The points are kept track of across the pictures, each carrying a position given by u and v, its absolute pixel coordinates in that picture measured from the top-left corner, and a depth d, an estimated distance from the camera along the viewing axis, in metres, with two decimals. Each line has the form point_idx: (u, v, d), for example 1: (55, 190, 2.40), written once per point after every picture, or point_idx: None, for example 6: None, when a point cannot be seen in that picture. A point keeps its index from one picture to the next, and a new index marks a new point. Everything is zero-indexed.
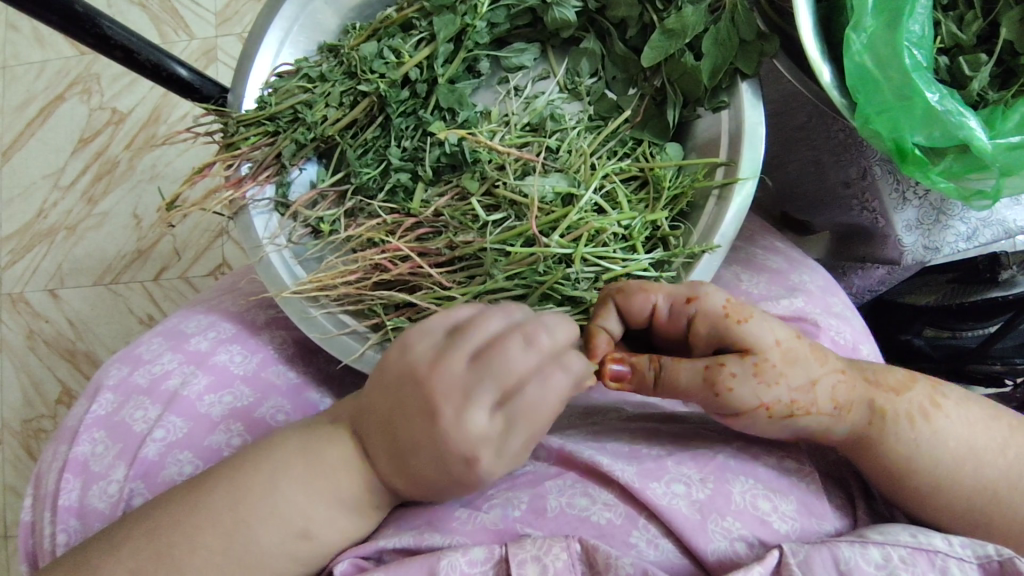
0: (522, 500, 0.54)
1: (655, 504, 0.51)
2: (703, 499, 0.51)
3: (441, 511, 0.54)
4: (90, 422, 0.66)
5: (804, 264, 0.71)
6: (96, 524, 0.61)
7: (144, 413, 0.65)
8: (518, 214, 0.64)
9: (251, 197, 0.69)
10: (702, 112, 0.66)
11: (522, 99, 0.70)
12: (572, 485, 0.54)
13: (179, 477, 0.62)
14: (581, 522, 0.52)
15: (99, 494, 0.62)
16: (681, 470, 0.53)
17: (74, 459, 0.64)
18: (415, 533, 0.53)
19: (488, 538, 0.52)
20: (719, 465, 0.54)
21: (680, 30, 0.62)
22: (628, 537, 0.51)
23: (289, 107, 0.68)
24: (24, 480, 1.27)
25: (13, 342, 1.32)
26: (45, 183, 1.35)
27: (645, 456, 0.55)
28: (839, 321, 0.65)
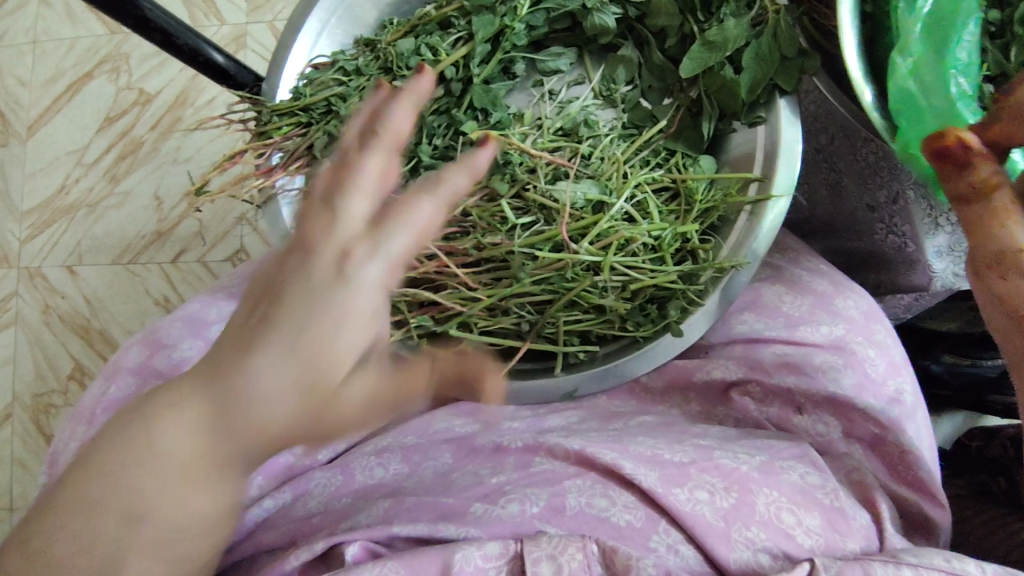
0: (541, 497, 0.52)
1: (677, 511, 0.50)
2: (726, 508, 0.50)
3: (457, 503, 0.53)
4: (107, 403, 0.65)
5: (848, 286, 0.65)
6: None
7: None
8: (547, 219, 0.64)
9: (281, 187, 0.68)
10: (737, 126, 0.66)
11: (556, 104, 0.70)
12: (592, 484, 0.53)
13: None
14: (600, 522, 0.51)
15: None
16: (704, 478, 0.52)
17: (88, 440, 0.63)
18: (429, 523, 0.51)
19: (505, 532, 0.50)
20: (743, 477, 0.52)
21: (721, 42, 0.62)
22: (646, 542, 0.50)
23: (323, 99, 0.68)
24: (31, 454, 1.28)
25: (28, 316, 1.33)
26: (68, 159, 1.36)
27: (667, 462, 0.54)
28: (879, 353, 0.61)
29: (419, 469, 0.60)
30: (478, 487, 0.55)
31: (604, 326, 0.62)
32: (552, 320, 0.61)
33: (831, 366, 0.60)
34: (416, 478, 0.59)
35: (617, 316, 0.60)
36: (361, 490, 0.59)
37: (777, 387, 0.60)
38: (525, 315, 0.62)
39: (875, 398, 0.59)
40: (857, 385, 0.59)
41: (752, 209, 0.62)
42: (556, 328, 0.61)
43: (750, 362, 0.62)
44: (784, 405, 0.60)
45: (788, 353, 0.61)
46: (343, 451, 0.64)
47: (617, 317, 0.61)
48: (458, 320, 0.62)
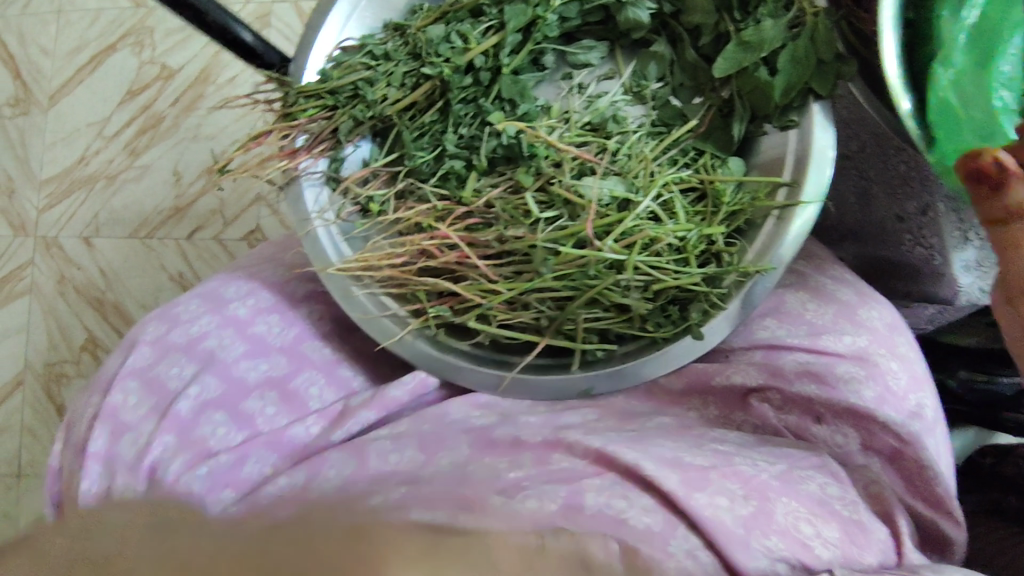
0: (559, 495, 0.50)
1: (698, 512, 0.49)
2: (745, 514, 0.49)
3: (472, 493, 0.51)
4: (125, 373, 0.64)
5: (873, 298, 0.65)
6: (121, 475, 0.59)
7: (179, 370, 0.64)
8: (571, 214, 0.63)
9: (304, 169, 0.68)
10: (767, 129, 0.65)
11: (584, 97, 0.69)
12: (609, 484, 0.52)
13: (211, 437, 0.62)
14: (618, 523, 0.49)
15: (130, 446, 0.61)
16: (724, 483, 0.51)
17: (107, 407, 0.62)
18: (444, 514, 0.51)
19: (519, 529, 0.49)
20: (764, 485, 0.51)
21: (756, 43, 0.61)
22: (666, 543, 0.47)
23: (350, 83, 0.67)
24: (41, 421, 1.30)
25: (43, 285, 1.33)
26: (89, 131, 1.36)
27: (687, 466, 0.53)
28: (902, 366, 0.60)
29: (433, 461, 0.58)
30: (493, 482, 0.53)
31: (624, 325, 0.61)
32: (571, 317, 0.60)
33: (852, 377, 0.59)
34: (434, 467, 0.57)
35: (638, 316, 0.60)
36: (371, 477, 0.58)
37: (798, 396, 0.59)
38: (545, 310, 0.61)
39: (895, 410, 0.58)
40: (879, 397, 0.58)
41: (780, 213, 0.61)
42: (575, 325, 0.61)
43: (771, 368, 0.60)
44: (803, 415, 0.59)
45: (811, 362, 0.60)
46: (358, 433, 0.63)
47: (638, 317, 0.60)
48: (477, 312, 0.61)
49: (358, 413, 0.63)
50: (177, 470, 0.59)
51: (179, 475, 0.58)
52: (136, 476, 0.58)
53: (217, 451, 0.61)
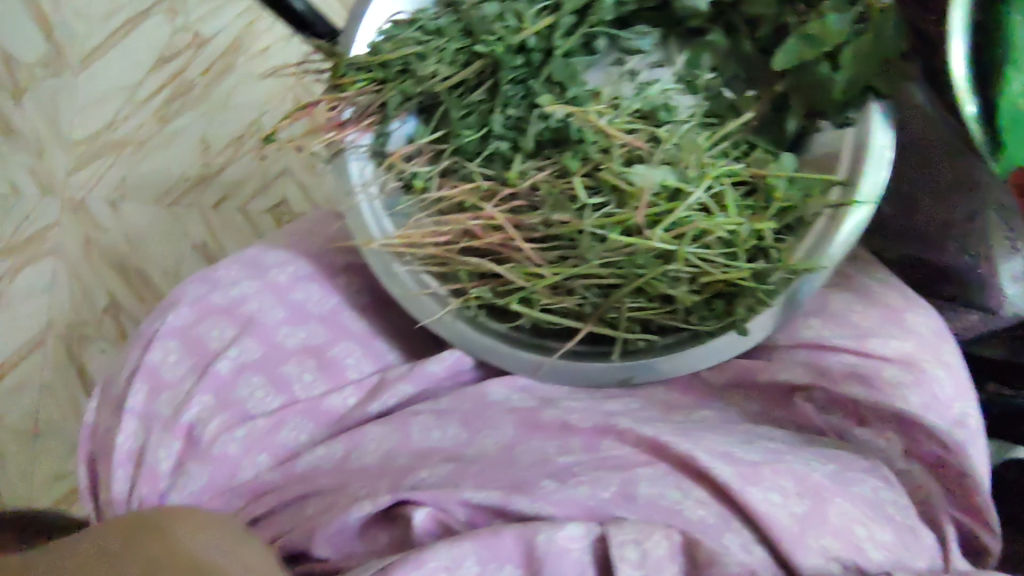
0: (613, 482, 0.52)
1: (754, 509, 0.50)
2: (799, 513, 0.50)
3: (525, 479, 0.54)
4: (165, 331, 0.65)
5: (919, 304, 0.64)
6: (157, 426, 0.62)
7: (220, 331, 0.65)
8: (619, 202, 0.62)
9: (350, 142, 0.69)
10: (822, 125, 0.65)
11: (635, 84, 0.68)
12: (662, 475, 0.53)
13: (249, 399, 0.63)
14: (673, 514, 0.51)
15: (168, 403, 0.63)
16: (777, 480, 0.51)
17: (145, 364, 0.64)
18: (502, 493, 0.52)
19: (578, 513, 0.51)
20: (816, 484, 0.51)
21: (821, 37, 0.59)
22: (720, 537, 0.50)
23: (401, 57, 0.65)
24: (61, 380, 1.31)
25: (68, 247, 1.33)
26: (119, 96, 1.35)
27: (739, 460, 0.53)
28: (947, 374, 0.60)
29: (476, 438, 0.60)
30: (546, 465, 0.56)
31: (668, 317, 0.61)
32: (616, 305, 0.60)
33: (900, 382, 0.58)
34: (478, 447, 0.59)
35: (682, 308, 0.59)
36: (416, 450, 0.60)
37: (843, 396, 0.58)
38: (589, 297, 0.60)
39: (939, 417, 0.58)
40: (924, 404, 0.58)
41: (833, 211, 0.60)
42: (619, 314, 0.60)
43: (816, 366, 0.60)
44: (844, 416, 0.59)
45: (857, 364, 0.59)
46: (394, 404, 0.64)
47: (683, 308, 0.59)
48: (521, 295, 0.61)
49: (395, 385, 0.64)
50: (214, 432, 0.61)
51: (216, 437, 0.61)
52: (174, 436, 0.61)
53: (253, 414, 0.63)
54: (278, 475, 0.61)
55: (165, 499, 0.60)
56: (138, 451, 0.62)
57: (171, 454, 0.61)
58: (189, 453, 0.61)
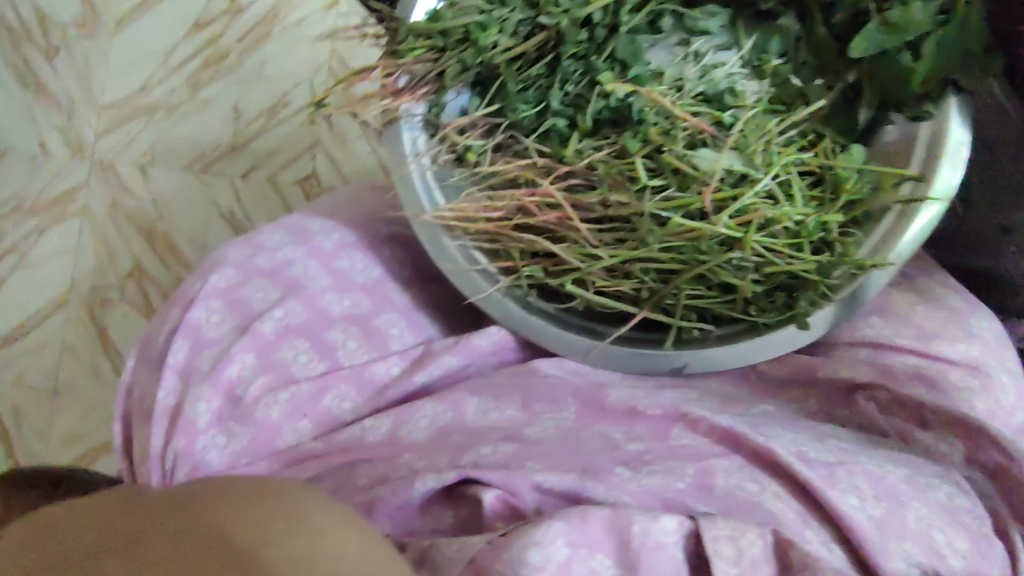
0: (688, 473, 0.52)
1: (834, 508, 0.50)
2: (877, 516, 0.50)
3: (597, 463, 0.53)
4: (207, 291, 0.63)
5: (983, 308, 0.62)
6: (197, 382, 0.60)
7: (264, 293, 0.64)
8: (681, 185, 0.59)
9: (405, 111, 0.66)
10: (895, 118, 0.62)
11: (699, 66, 0.65)
12: (738, 466, 0.53)
13: (293, 362, 0.62)
14: (753, 506, 0.50)
15: (209, 359, 0.61)
16: (853, 480, 0.51)
17: (188, 322, 0.62)
18: (575, 476, 0.51)
19: (654, 503, 0.50)
20: (893, 488, 0.51)
21: (904, 26, 0.57)
22: (802, 533, 0.49)
23: (462, 25, 0.63)
24: (81, 342, 1.29)
25: (95, 209, 1.31)
26: (153, 60, 1.33)
27: (814, 460, 0.52)
28: (1013, 383, 0.58)
29: (536, 420, 0.59)
30: (616, 451, 0.55)
31: (725, 307, 0.59)
32: (675, 291, 0.58)
33: (966, 387, 0.57)
34: (539, 427, 0.58)
35: (741, 298, 0.57)
36: (471, 428, 0.59)
37: (907, 398, 0.56)
38: (648, 282, 0.59)
39: (1002, 425, 0.57)
40: (988, 411, 0.56)
41: (903, 206, 0.58)
42: (677, 300, 0.59)
43: (881, 366, 0.58)
44: (906, 419, 0.56)
45: (923, 366, 0.58)
46: (439, 377, 0.63)
47: (741, 298, 0.58)
48: (576, 276, 0.59)
49: (440, 357, 0.63)
50: (256, 394, 0.60)
51: (258, 399, 0.60)
52: (213, 391, 0.59)
53: (298, 378, 0.62)
54: (321, 443, 0.59)
55: (203, 456, 0.57)
56: (175, 409, 0.59)
57: (209, 409, 0.59)
58: (230, 412, 0.59)
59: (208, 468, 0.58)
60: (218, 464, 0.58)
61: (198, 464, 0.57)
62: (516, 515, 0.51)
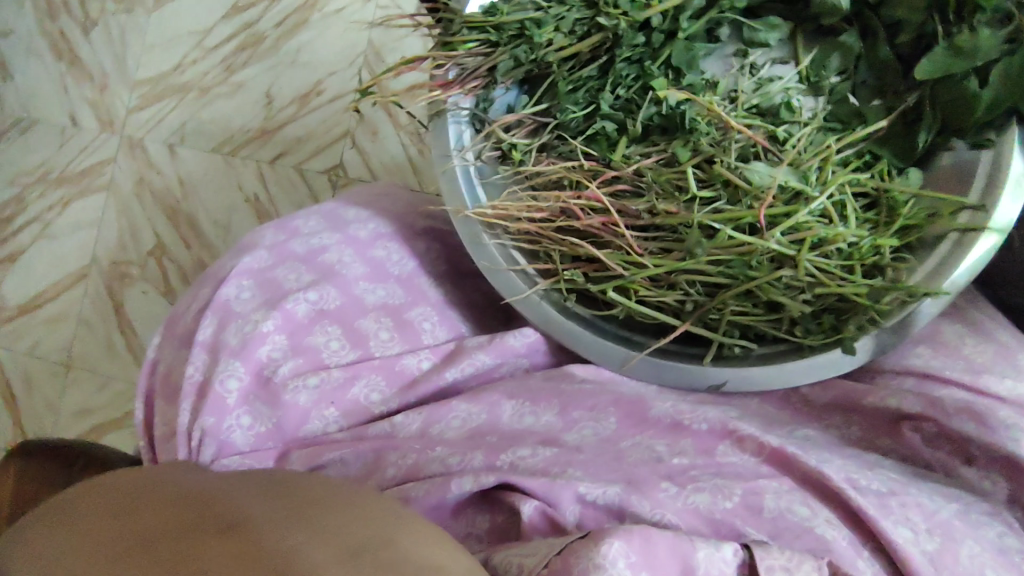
0: (736, 492, 0.50)
1: (889, 540, 0.48)
2: (933, 551, 0.48)
3: (640, 475, 0.52)
4: (240, 270, 0.63)
5: None
6: (224, 359, 0.58)
7: (298, 275, 0.63)
8: (730, 198, 0.58)
9: (453, 104, 0.65)
10: (955, 144, 0.60)
11: (755, 79, 0.64)
12: (788, 489, 0.51)
13: (324, 348, 0.61)
14: (804, 531, 0.49)
15: (236, 334, 0.59)
16: (907, 514, 0.50)
17: (219, 299, 0.61)
18: (621, 489, 0.50)
19: (699, 523, 0.49)
20: (947, 522, 0.50)
21: (972, 50, 0.56)
22: (854, 562, 0.48)
23: (518, 21, 0.62)
24: (97, 316, 1.28)
25: (121, 185, 1.31)
26: (189, 40, 1.33)
27: (866, 489, 0.51)
28: None
29: (574, 428, 0.58)
30: (659, 466, 0.53)
31: (771, 325, 0.57)
32: (720, 305, 0.57)
33: (1015, 423, 0.54)
34: (578, 434, 0.57)
35: (789, 317, 0.56)
36: (508, 431, 0.58)
37: (955, 432, 0.54)
38: (693, 294, 0.58)
39: None
40: None
41: (960, 234, 0.56)
42: (720, 316, 0.57)
43: (926, 396, 0.56)
44: (952, 454, 0.55)
45: (970, 400, 0.55)
46: (471, 374, 0.62)
47: (788, 317, 0.56)
48: (618, 283, 0.58)
49: (473, 354, 0.62)
50: (286, 375, 0.59)
51: (287, 381, 0.59)
52: (243, 368, 0.58)
53: (328, 365, 0.60)
54: (348, 434, 0.58)
55: (229, 435, 0.56)
56: (203, 384, 0.58)
57: (239, 387, 0.57)
58: (259, 393, 0.58)
59: (234, 447, 0.57)
60: (243, 444, 0.57)
61: (225, 443, 0.56)
62: (556, 528, 0.49)
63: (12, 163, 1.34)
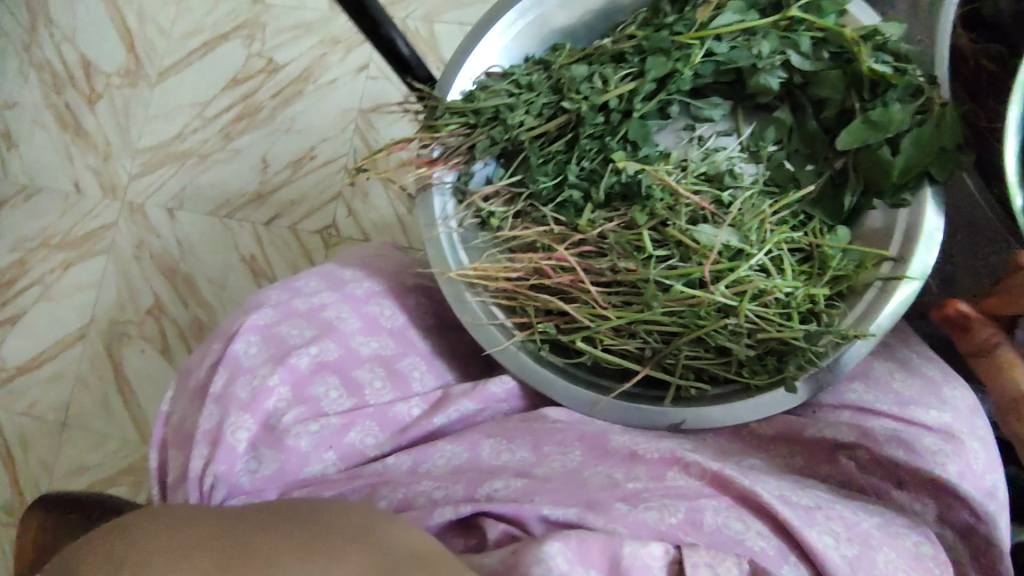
0: (679, 510, 0.56)
1: (812, 547, 0.54)
2: (851, 556, 0.55)
3: (599, 498, 0.58)
4: (248, 326, 0.69)
5: (956, 378, 0.67)
6: (234, 409, 0.64)
7: (301, 331, 0.70)
8: (682, 256, 0.66)
9: (437, 179, 0.74)
10: (877, 204, 0.68)
11: (702, 150, 0.72)
12: (726, 507, 0.57)
13: (324, 397, 0.67)
14: (736, 542, 0.55)
15: (244, 388, 0.66)
16: (831, 525, 0.56)
17: (229, 354, 0.67)
18: (577, 510, 0.56)
19: (646, 534, 0.55)
20: (866, 533, 0.56)
21: (885, 123, 0.64)
22: (780, 568, 0.54)
23: (493, 106, 0.71)
24: (95, 375, 1.34)
25: (122, 247, 1.38)
26: (190, 110, 1.43)
27: (795, 503, 0.57)
28: (982, 447, 0.63)
29: (545, 461, 0.64)
30: (615, 489, 0.59)
31: (721, 367, 0.65)
32: (675, 351, 0.65)
33: (938, 450, 0.61)
34: (547, 467, 0.63)
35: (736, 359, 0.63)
36: (485, 466, 0.64)
37: (886, 460, 0.61)
38: (650, 342, 0.66)
39: (973, 487, 0.61)
40: (960, 473, 0.61)
41: (883, 283, 0.64)
42: (676, 360, 0.66)
43: (861, 429, 0.64)
44: (885, 478, 0.62)
45: (898, 430, 0.63)
46: (456, 419, 0.68)
47: (737, 359, 0.64)
48: (585, 334, 0.66)
49: (458, 401, 0.68)
50: (289, 422, 0.65)
51: (291, 427, 0.65)
52: (252, 419, 0.64)
53: (327, 412, 0.67)
54: (344, 475, 0.65)
55: (238, 479, 0.63)
56: (214, 432, 0.64)
57: (247, 436, 0.64)
58: (264, 440, 0.64)
59: (241, 489, 0.63)
60: (249, 486, 0.63)
61: (234, 485, 0.63)
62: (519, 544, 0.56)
63: (20, 229, 1.41)
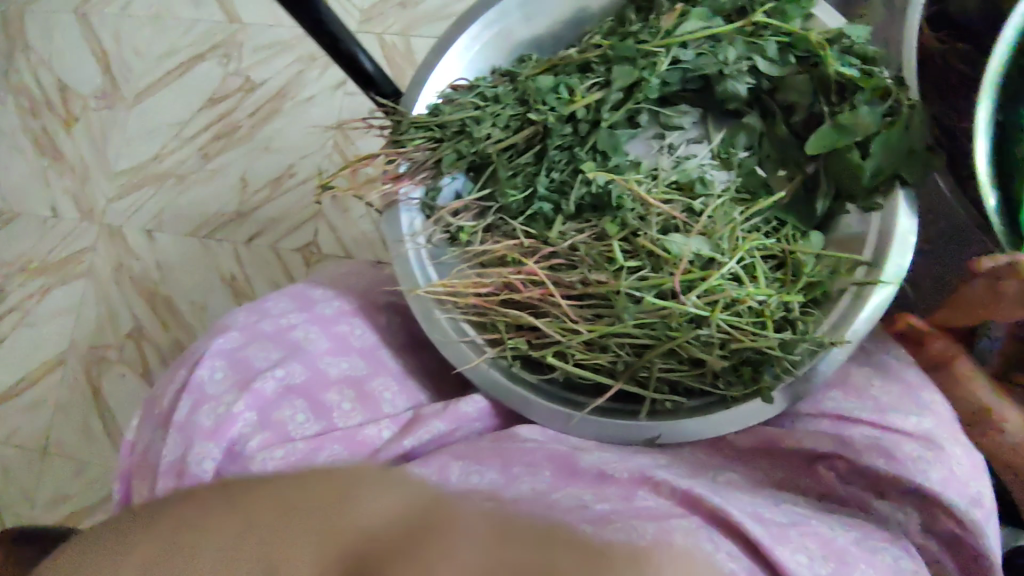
0: (646, 530, 0.52)
1: (783, 564, 0.51)
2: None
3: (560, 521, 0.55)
4: (213, 351, 0.67)
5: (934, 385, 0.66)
6: (197, 437, 0.63)
7: (267, 354, 0.68)
8: (653, 266, 0.64)
9: (404, 195, 0.73)
10: (849, 209, 0.68)
11: (673, 158, 0.71)
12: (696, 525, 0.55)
13: (290, 421, 0.66)
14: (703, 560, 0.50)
15: (209, 415, 0.64)
16: (804, 542, 0.54)
17: (192, 380, 0.65)
18: None
19: None
20: (841, 551, 0.54)
21: (851, 127, 0.63)
22: None
23: (459, 119, 0.71)
24: (74, 402, 1.31)
25: (100, 271, 1.36)
26: (167, 131, 1.41)
27: (767, 522, 0.55)
28: (964, 452, 0.61)
29: None
30: (581, 509, 0.55)
31: (696, 379, 0.64)
32: (648, 364, 0.63)
33: (920, 456, 0.60)
34: None
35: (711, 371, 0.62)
36: None
37: (866, 469, 0.60)
38: (623, 355, 0.64)
39: (958, 494, 0.59)
40: (943, 480, 0.59)
41: (856, 289, 0.62)
42: (650, 373, 0.64)
43: (842, 438, 0.62)
44: (865, 489, 0.60)
45: (878, 437, 0.61)
46: (427, 441, 0.67)
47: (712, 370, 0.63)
48: (557, 349, 0.64)
49: (429, 422, 0.67)
50: (254, 449, 0.63)
51: (256, 454, 0.63)
52: (217, 447, 0.62)
53: (293, 437, 0.65)
54: None
55: None
56: (178, 464, 0.62)
57: (213, 465, 0.61)
58: (230, 468, 0.62)
59: None
60: None
61: None
62: None
63: None
